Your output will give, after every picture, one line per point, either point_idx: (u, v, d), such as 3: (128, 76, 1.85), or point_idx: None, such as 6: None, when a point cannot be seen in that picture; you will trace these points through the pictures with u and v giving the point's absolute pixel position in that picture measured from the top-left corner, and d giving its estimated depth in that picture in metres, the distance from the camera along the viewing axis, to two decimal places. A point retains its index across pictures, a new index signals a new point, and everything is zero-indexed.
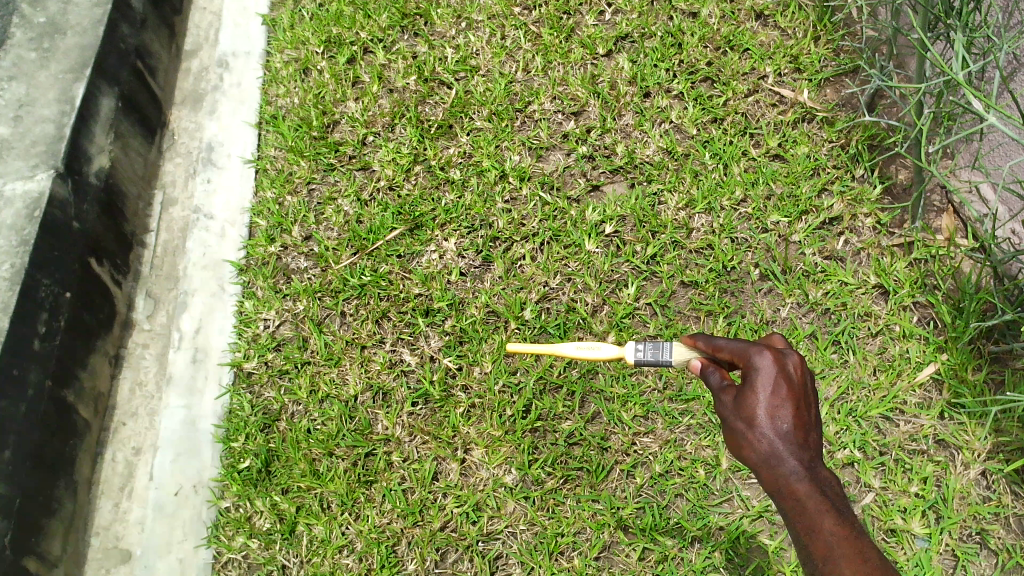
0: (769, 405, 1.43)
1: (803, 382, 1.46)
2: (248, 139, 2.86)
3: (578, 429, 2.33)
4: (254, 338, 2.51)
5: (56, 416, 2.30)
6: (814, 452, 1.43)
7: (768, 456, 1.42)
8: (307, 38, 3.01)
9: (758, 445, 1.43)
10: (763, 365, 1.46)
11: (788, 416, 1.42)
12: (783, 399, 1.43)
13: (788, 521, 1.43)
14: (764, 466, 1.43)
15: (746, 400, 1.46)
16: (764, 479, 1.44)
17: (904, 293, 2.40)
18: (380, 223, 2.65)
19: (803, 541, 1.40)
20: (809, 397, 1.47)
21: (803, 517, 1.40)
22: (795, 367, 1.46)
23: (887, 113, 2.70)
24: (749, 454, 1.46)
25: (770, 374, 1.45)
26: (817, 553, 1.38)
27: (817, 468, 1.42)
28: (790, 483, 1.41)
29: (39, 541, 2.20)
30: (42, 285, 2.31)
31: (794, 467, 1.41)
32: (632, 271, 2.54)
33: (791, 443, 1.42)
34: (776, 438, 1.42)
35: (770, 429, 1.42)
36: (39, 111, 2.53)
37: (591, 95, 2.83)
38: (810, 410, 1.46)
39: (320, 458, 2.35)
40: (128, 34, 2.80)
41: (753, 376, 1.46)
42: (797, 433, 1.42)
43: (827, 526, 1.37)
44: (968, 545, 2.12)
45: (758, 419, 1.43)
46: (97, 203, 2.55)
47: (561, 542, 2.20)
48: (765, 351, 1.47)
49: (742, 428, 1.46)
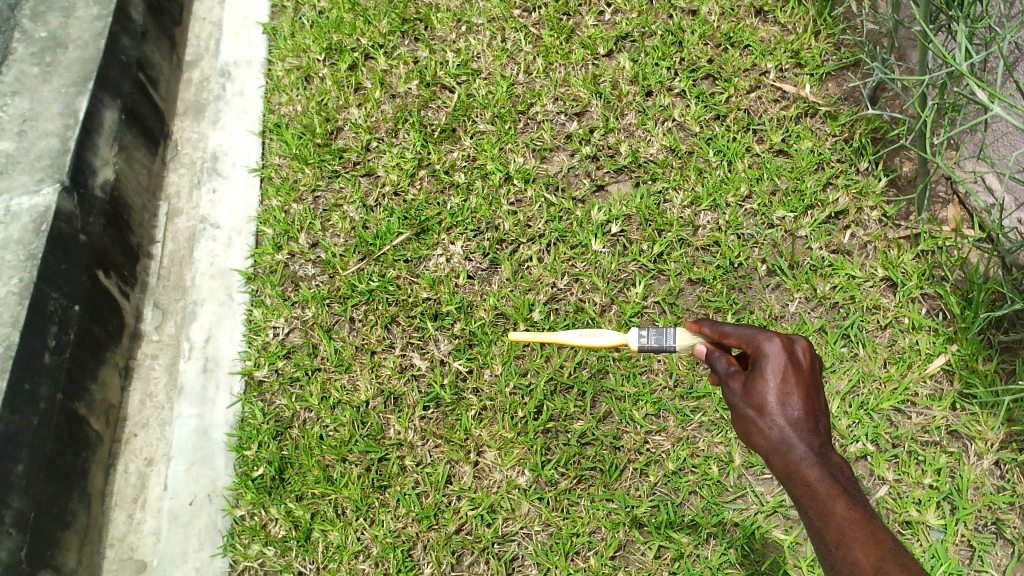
0: (779, 391, 1.44)
1: (811, 367, 1.47)
2: (251, 148, 2.86)
3: (590, 429, 2.33)
4: (264, 345, 2.52)
5: (68, 428, 2.31)
6: (824, 437, 1.44)
7: (778, 443, 1.43)
8: (308, 46, 3.02)
9: (769, 432, 1.44)
10: (772, 351, 1.46)
11: (799, 402, 1.43)
12: (793, 385, 1.44)
13: (799, 506, 1.44)
14: (774, 452, 1.44)
15: (756, 387, 1.46)
16: (774, 465, 1.45)
17: (912, 285, 2.40)
18: (387, 228, 2.65)
19: (815, 525, 1.41)
20: (818, 383, 1.48)
21: (814, 502, 1.41)
22: (804, 352, 1.47)
23: (889, 105, 2.71)
24: (759, 441, 1.46)
25: (779, 360, 1.45)
26: (830, 537, 1.38)
27: (828, 453, 1.43)
28: (801, 468, 1.42)
29: (54, 553, 2.20)
30: (51, 298, 2.32)
31: (805, 453, 1.42)
32: (640, 270, 2.54)
33: (802, 430, 1.43)
34: (787, 425, 1.43)
35: (782, 416, 1.43)
36: (43, 125, 2.53)
37: (593, 96, 2.84)
38: (819, 395, 1.47)
39: (333, 464, 2.36)
40: (129, 46, 2.81)
41: (762, 363, 1.47)
42: (808, 419, 1.43)
43: (839, 510, 1.38)
44: (983, 536, 2.13)
45: (768, 406, 1.44)
46: (103, 215, 2.56)
47: (576, 542, 2.20)
48: (774, 337, 1.47)
49: (752, 415, 1.46)
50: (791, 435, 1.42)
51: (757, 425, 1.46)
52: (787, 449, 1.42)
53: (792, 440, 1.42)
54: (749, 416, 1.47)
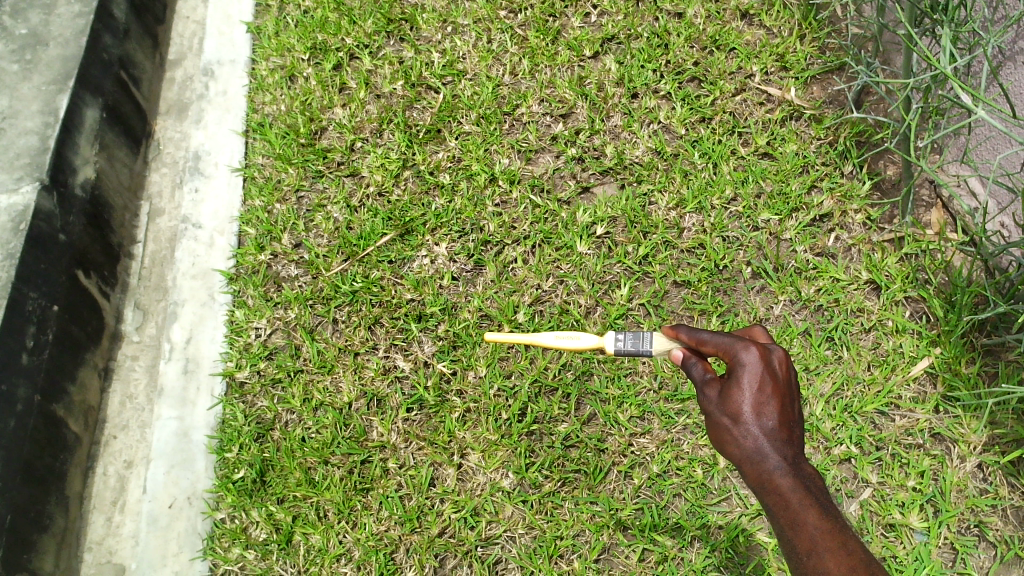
0: (755, 401, 1.44)
1: (788, 378, 1.47)
2: (235, 147, 2.83)
3: (574, 431, 2.32)
4: (246, 346, 2.49)
5: (46, 430, 2.27)
6: (797, 448, 1.44)
7: (752, 452, 1.43)
8: (293, 45, 3.00)
9: (743, 441, 1.44)
10: (749, 360, 1.46)
11: (774, 412, 1.43)
12: (769, 395, 1.44)
13: (771, 517, 1.43)
14: (748, 462, 1.44)
15: (731, 396, 1.46)
16: (748, 474, 1.45)
17: (896, 288, 2.41)
18: (371, 229, 2.63)
19: (787, 535, 1.40)
20: (793, 393, 1.48)
21: (786, 512, 1.40)
22: (780, 362, 1.47)
23: (874, 109, 2.72)
24: (732, 450, 1.46)
25: (756, 369, 1.45)
26: (802, 547, 1.38)
27: (801, 464, 1.43)
28: (774, 478, 1.41)
29: (31, 557, 2.16)
30: (29, 298, 2.29)
31: (778, 463, 1.41)
32: (625, 272, 2.53)
33: (775, 440, 1.43)
34: (761, 435, 1.43)
35: (756, 426, 1.43)
36: (22, 123, 2.50)
37: (579, 97, 2.83)
38: (793, 406, 1.47)
39: (315, 467, 2.33)
40: (111, 44, 2.78)
41: (739, 372, 1.46)
42: (782, 429, 1.43)
43: (811, 519, 1.38)
44: (966, 539, 2.13)
45: (743, 415, 1.44)
46: (83, 215, 2.52)
47: (560, 545, 2.19)
48: (751, 346, 1.47)
49: (727, 424, 1.46)
50: (765, 444, 1.42)
51: (731, 434, 1.46)
52: (761, 458, 1.42)
53: (765, 450, 1.42)
54: (724, 424, 1.47)
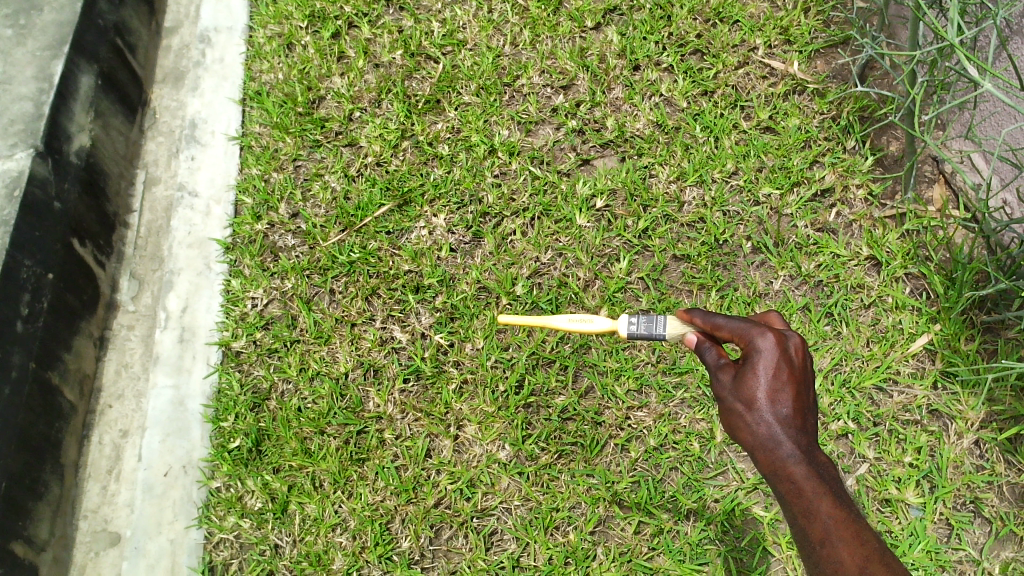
0: (770, 388, 1.42)
1: (804, 365, 1.46)
2: (231, 115, 2.80)
3: (571, 404, 2.32)
4: (242, 316, 2.47)
5: (41, 397, 2.26)
6: (811, 436, 1.43)
7: (766, 439, 1.41)
8: (290, 12, 2.95)
9: (756, 428, 1.42)
10: (764, 347, 1.45)
11: (789, 400, 1.42)
12: (784, 382, 1.43)
13: (783, 505, 1.43)
14: (762, 449, 1.42)
15: (746, 382, 1.44)
16: (760, 461, 1.44)
17: (897, 264, 2.40)
18: (369, 199, 2.61)
19: (799, 524, 1.40)
20: (808, 381, 1.46)
21: (800, 501, 1.40)
22: (796, 349, 1.46)
23: (878, 83, 2.70)
24: (746, 436, 1.44)
25: (772, 356, 1.44)
26: (814, 536, 1.38)
27: (814, 452, 1.42)
28: (788, 466, 1.40)
29: (26, 525, 2.16)
30: (24, 265, 2.26)
31: (791, 451, 1.40)
32: (624, 245, 2.51)
33: (790, 427, 1.41)
34: (775, 421, 1.41)
35: (770, 413, 1.42)
36: (16, 89, 2.46)
37: (580, 69, 2.80)
38: (808, 393, 1.46)
39: (311, 437, 2.33)
40: (106, 10, 2.73)
41: (754, 358, 1.45)
42: (797, 417, 1.42)
43: (824, 509, 1.38)
44: (962, 514, 2.13)
45: (757, 401, 1.42)
46: (77, 183, 2.49)
47: (556, 517, 2.19)
48: (767, 333, 1.46)
49: (741, 410, 1.44)
50: (779, 431, 1.41)
51: (744, 420, 1.44)
52: (775, 445, 1.41)
53: (779, 437, 1.41)
54: (737, 410, 1.45)
